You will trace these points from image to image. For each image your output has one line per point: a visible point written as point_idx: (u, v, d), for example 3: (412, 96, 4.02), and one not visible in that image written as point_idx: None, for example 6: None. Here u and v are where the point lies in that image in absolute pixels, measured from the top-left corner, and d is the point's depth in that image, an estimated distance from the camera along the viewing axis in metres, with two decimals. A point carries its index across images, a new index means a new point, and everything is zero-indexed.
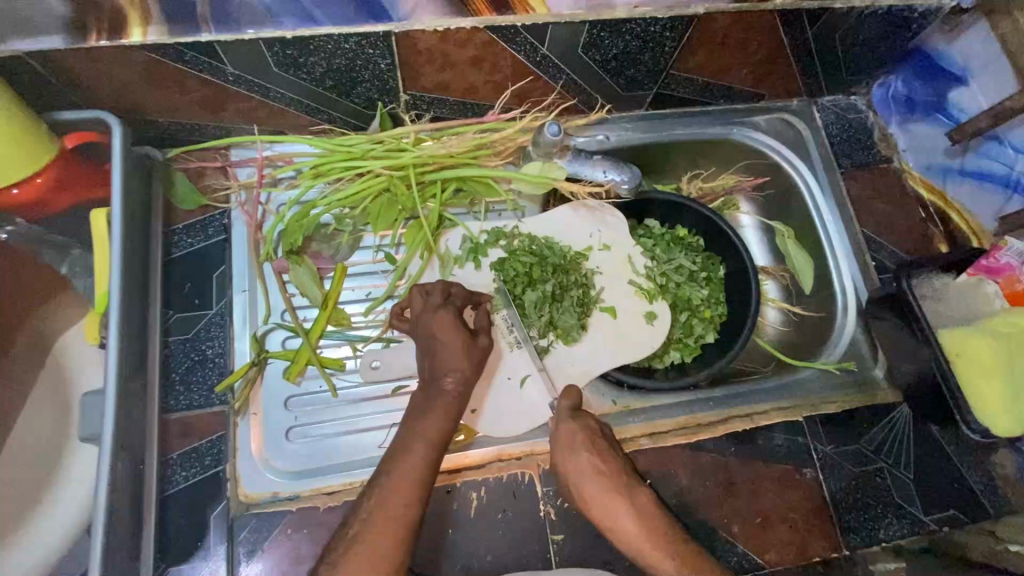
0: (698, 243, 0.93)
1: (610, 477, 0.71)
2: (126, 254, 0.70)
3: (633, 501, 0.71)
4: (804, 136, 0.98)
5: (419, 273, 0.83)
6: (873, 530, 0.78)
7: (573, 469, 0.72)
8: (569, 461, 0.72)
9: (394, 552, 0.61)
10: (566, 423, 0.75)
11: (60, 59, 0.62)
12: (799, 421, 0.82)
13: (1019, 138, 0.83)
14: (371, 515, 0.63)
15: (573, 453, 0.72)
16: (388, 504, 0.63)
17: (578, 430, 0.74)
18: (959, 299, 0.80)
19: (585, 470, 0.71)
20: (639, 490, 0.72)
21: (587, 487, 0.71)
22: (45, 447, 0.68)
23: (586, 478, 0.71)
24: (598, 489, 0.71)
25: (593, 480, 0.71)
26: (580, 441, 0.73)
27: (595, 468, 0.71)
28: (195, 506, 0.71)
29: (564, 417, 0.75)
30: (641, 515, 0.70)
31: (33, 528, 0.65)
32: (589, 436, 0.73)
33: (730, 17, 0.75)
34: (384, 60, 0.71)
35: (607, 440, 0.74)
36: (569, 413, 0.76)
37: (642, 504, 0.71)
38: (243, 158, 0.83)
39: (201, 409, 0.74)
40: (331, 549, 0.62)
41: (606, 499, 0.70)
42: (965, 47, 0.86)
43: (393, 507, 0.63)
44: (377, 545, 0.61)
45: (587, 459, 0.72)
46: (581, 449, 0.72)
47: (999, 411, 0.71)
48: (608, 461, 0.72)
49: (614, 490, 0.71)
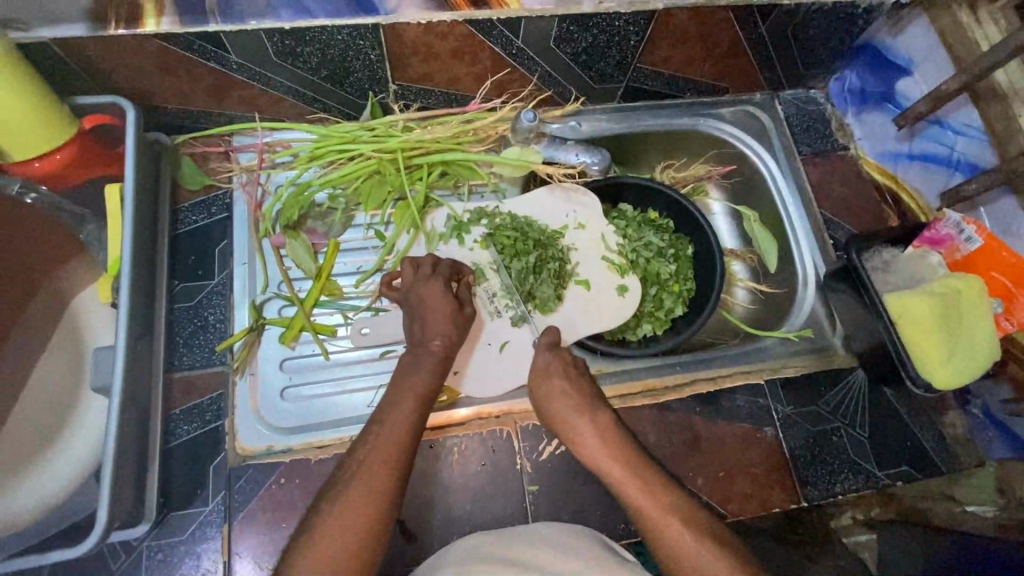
0: (668, 224, 0.99)
1: (575, 397, 0.75)
2: (136, 225, 0.77)
3: (596, 419, 0.74)
4: (767, 126, 1.04)
5: (407, 248, 0.89)
6: (830, 484, 0.84)
7: (544, 392, 0.77)
8: (541, 384, 0.77)
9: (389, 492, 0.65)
10: (543, 353, 0.80)
11: (82, 46, 0.70)
12: (760, 383, 0.88)
13: (957, 121, 0.91)
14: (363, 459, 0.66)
15: (547, 379, 0.77)
16: (381, 452, 0.66)
17: (552, 361, 0.79)
18: (907, 268, 0.85)
19: (555, 391, 0.76)
20: (603, 412, 0.75)
21: (555, 407, 0.75)
22: (62, 395, 0.76)
23: (555, 398, 0.76)
24: (564, 408, 0.75)
25: (562, 400, 0.75)
26: (552, 367, 0.78)
27: (564, 390, 0.76)
28: (195, 458, 0.77)
29: (542, 349, 0.81)
30: (602, 432, 0.73)
31: (55, 463, 0.73)
32: (562, 365, 0.79)
33: (688, 13, 0.83)
34: (373, 51, 0.78)
35: (579, 370, 0.79)
36: (547, 347, 0.81)
37: (604, 423, 0.74)
38: (244, 144, 0.90)
39: (202, 369, 0.81)
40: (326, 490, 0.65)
41: (570, 415, 0.74)
42: (907, 40, 0.94)
43: (387, 453, 0.66)
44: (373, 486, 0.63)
45: (559, 383, 0.77)
46: (554, 375, 0.78)
47: (938, 365, 0.77)
48: (576, 384, 0.77)
49: (579, 409, 0.74)
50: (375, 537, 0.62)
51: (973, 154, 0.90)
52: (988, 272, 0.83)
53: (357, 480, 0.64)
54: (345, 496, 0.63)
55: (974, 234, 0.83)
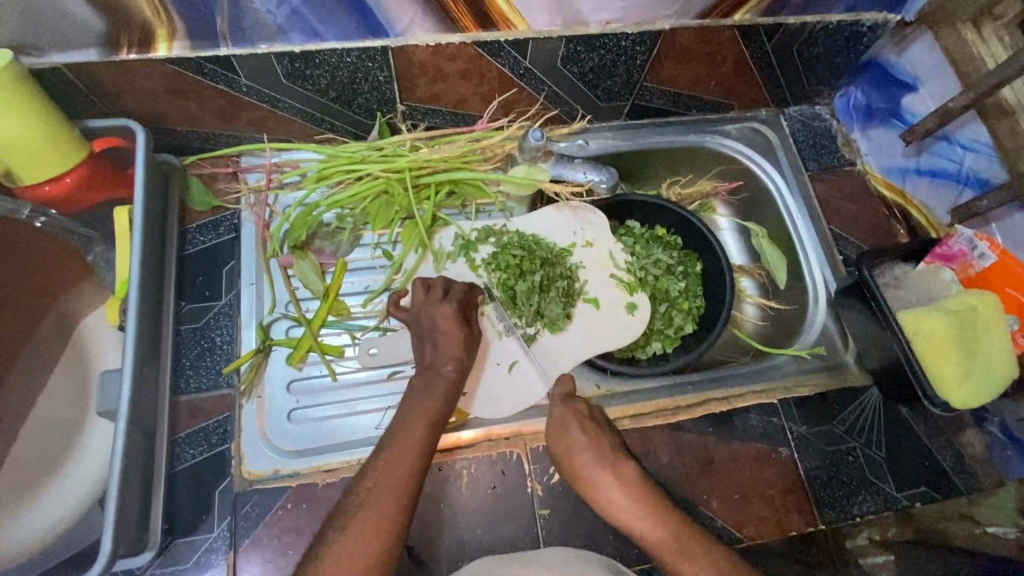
0: (675, 240, 0.99)
1: (596, 450, 0.74)
2: (144, 246, 0.76)
3: (619, 474, 0.74)
4: (773, 143, 1.04)
5: (415, 268, 0.89)
6: (848, 506, 0.82)
7: (565, 448, 0.75)
8: (560, 439, 0.76)
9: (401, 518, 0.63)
10: (558, 405, 0.79)
11: (95, 70, 0.70)
12: (773, 402, 0.86)
13: (965, 135, 0.91)
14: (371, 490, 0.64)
15: (565, 432, 0.76)
16: (391, 475, 0.65)
17: (568, 412, 0.78)
18: (920, 284, 0.85)
19: (575, 446, 0.75)
20: (626, 464, 0.75)
21: (578, 463, 0.74)
22: (67, 419, 0.75)
23: (577, 454, 0.75)
24: (588, 464, 0.74)
25: (585, 455, 0.74)
26: (570, 421, 0.77)
27: (584, 445, 0.75)
28: (201, 482, 0.76)
29: (557, 400, 0.80)
30: (627, 487, 0.73)
31: (60, 491, 0.72)
32: (579, 418, 0.77)
33: (694, 33, 0.83)
34: (382, 72, 0.78)
35: (596, 420, 0.78)
36: (561, 399, 0.80)
37: (628, 477, 0.74)
38: (252, 165, 0.90)
39: (209, 392, 0.80)
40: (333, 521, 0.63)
41: (594, 473, 0.74)
42: (914, 56, 0.94)
43: (395, 479, 0.64)
44: (376, 520, 0.62)
45: (578, 437, 0.75)
46: (571, 427, 0.76)
47: (957, 385, 0.76)
48: (596, 437, 0.76)
49: (602, 464, 0.74)
50: (384, 563, 0.60)
51: (983, 170, 0.90)
52: (1003, 288, 0.82)
53: (365, 507, 0.63)
54: (355, 523, 0.61)
55: (987, 250, 0.82)
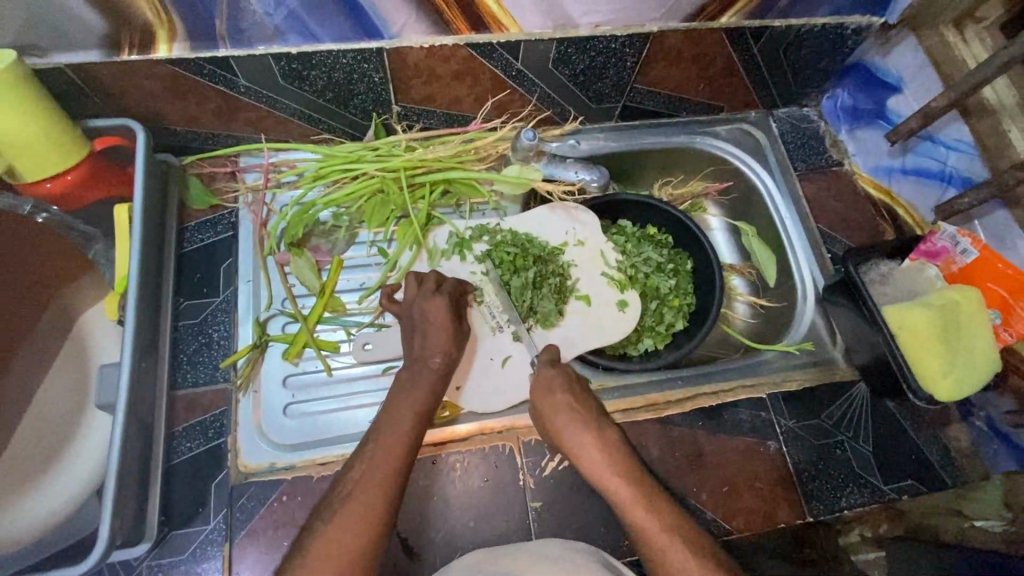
0: (667, 239, 1.00)
1: (580, 411, 0.76)
2: (143, 243, 0.78)
3: (600, 433, 0.75)
4: (762, 143, 1.06)
5: (410, 264, 0.91)
6: (836, 499, 0.83)
7: (549, 407, 0.77)
8: (545, 400, 0.78)
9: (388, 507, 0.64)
10: (545, 369, 0.81)
11: (96, 70, 0.72)
12: (762, 397, 0.88)
13: (947, 135, 0.92)
14: (359, 482, 0.65)
15: (551, 394, 0.78)
16: (375, 471, 0.65)
17: (556, 376, 0.80)
18: (905, 280, 0.86)
19: (560, 406, 0.77)
20: (607, 428, 0.76)
21: (561, 421, 0.76)
22: (65, 412, 0.76)
23: (560, 413, 0.76)
24: (570, 421, 0.76)
25: (568, 414, 0.76)
26: (557, 382, 0.79)
27: (568, 404, 0.77)
28: (198, 475, 0.77)
29: (545, 365, 0.82)
30: (606, 447, 0.74)
31: (58, 483, 0.73)
32: (566, 381, 0.80)
33: (682, 35, 0.85)
34: (377, 73, 0.80)
35: (582, 386, 0.81)
36: (549, 363, 0.82)
37: (608, 437, 0.75)
38: (250, 164, 0.92)
39: (206, 386, 0.81)
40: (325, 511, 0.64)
41: (575, 430, 0.75)
42: (897, 59, 0.96)
43: (391, 467, 0.66)
44: (365, 510, 0.63)
45: (563, 398, 0.77)
46: (558, 390, 0.78)
47: (940, 378, 0.77)
48: (582, 399, 0.78)
49: (584, 423, 0.75)
50: (369, 555, 0.61)
51: (965, 169, 0.91)
52: (984, 283, 0.83)
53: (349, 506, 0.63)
54: (341, 514, 0.62)
55: (969, 246, 0.83)
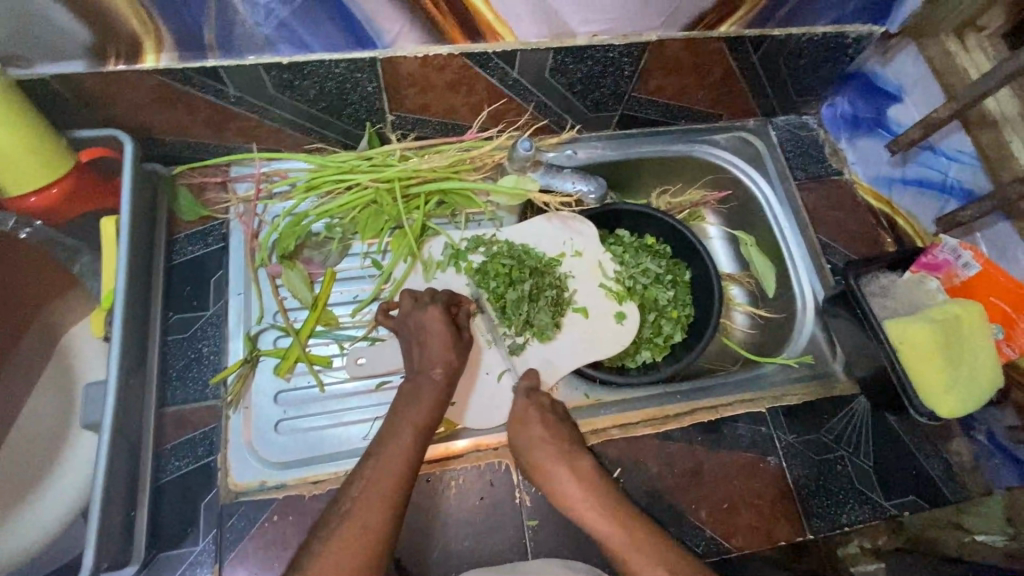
0: (665, 249, 0.99)
1: (556, 444, 0.76)
2: (131, 257, 0.76)
3: (576, 466, 0.75)
4: (761, 152, 1.05)
5: (404, 277, 0.89)
6: (837, 516, 0.82)
7: (524, 439, 0.77)
8: (521, 432, 0.78)
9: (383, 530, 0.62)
10: (521, 400, 0.81)
11: (82, 81, 0.70)
12: (762, 412, 0.86)
13: (949, 146, 0.92)
14: (354, 505, 0.63)
15: (526, 425, 0.78)
16: (372, 492, 0.64)
17: (531, 406, 0.80)
18: (905, 295, 0.85)
19: (536, 439, 0.77)
20: (583, 460, 0.77)
21: (536, 456, 0.76)
22: (51, 431, 0.74)
23: (535, 447, 0.76)
24: (546, 456, 0.76)
25: (543, 447, 0.76)
26: (531, 412, 0.79)
27: (544, 437, 0.77)
28: (187, 494, 0.75)
29: (520, 395, 0.82)
30: (583, 481, 0.74)
31: (42, 504, 0.71)
32: (540, 412, 0.80)
33: (681, 43, 0.84)
34: (371, 83, 0.79)
35: (557, 415, 0.80)
36: (525, 392, 0.82)
37: (584, 470, 0.75)
38: (242, 174, 0.90)
39: (196, 402, 0.79)
40: (317, 536, 0.62)
41: (552, 463, 0.75)
42: (898, 68, 0.95)
43: (376, 498, 0.63)
44: (354, 534, 0.61)
45: (538, 430, 0.77)
46: (533, 421, 0.78)
47: (943, 393, 0.76)
48: (556, 431, 0.78)
49: (560, 456, 0.75)
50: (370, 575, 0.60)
51: (968, 180, 0.90)
52: (986, 297, 0.82)
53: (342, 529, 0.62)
54: (339, 533, 0.61)
55: (971, 260, 0.82)
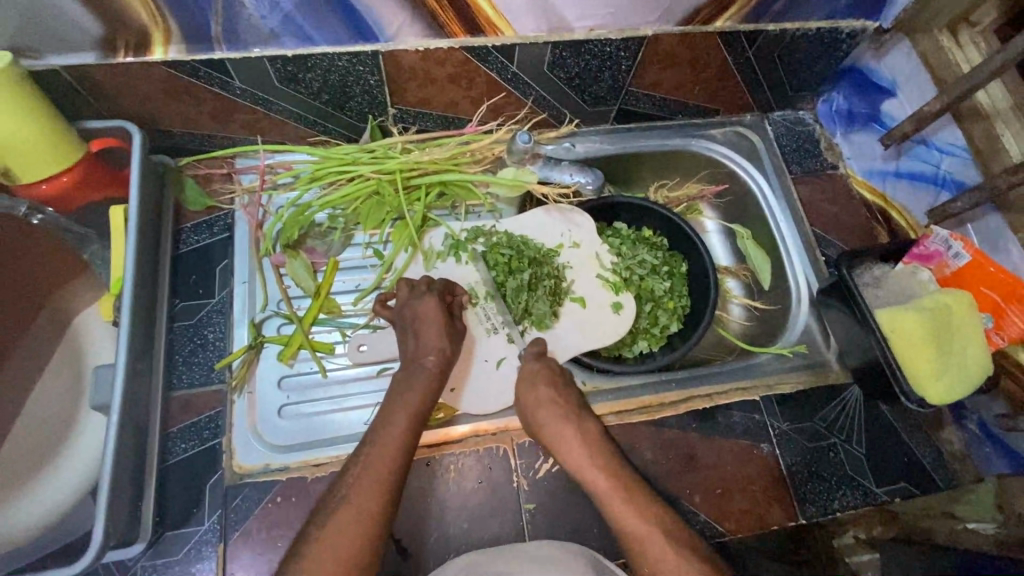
0: (661, 242, 1.01)
1: (563, 407, 0.78)
2: (139, 245, 0.78)
3: (582, 427, 0.77)
4: (757, 146, 1.06)
5: (405, 267, 0.91)
6: (828, 501, 0.83)
7: (531, 400, 0.78)
8: (527, 393, 0.79)
9: (379, 512, 0.64)
10: (531, 362, 0.83)
11: (93, 72, 0.72)
12: (755, 399, 0.88)
13: (941, 139, 0.95)
14: (351, 489, 0.65)
15: (534, 387, 0.80)
16: (368, 479, 0.65)
17: (539, 370, 0.82)
18: (897, 285, 0.87)
19: (543, 401, 0.78)
20: (588, 421, 0.78)
21: (542, 417, 0.77)
22: (59, 414, 0.76)
23: (541, 407, 0.78)
24: (551, 416, 0.77)
25: (549, 408, 0.77)
26: (540, 377, 0.81)
27: (551, 400, 0.78)
28: (192, 476, 0.77)
29: (531, 357, 0.84)
30: (587, 441, 0.75)
31: (50, 484, 0.73)
32: (550, 374, 0.81)
33: (677, 38, 0.85)
34: (373, 76, 0.81)
35: (565, 379, 0.82)
36: (535, 356, 0.84)
37: (589, 431, 0.77)
38: (247, 166, 0.92)
39: (201, 387, 0.81)
40: (322, 514, 0.64)
41: (558, 423, 0.76)
42: (891, 63, 0.98)
43: (368, 484, 0.65)
44: (351, 515, 0.63)
45: (547, 392, 0.79)
46: (541, 385, 0.80)
47: (933, 381, 0.77)
48: (564, 394, 0.79)
49: (565, 418, 0.77)
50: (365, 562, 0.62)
51: (960, 173, 0.93)
52: (977, 287, 0.83)
53: (345, 508, 0.63)
54: (336, 519, 0.63)
55: (962, 249, 0.84)
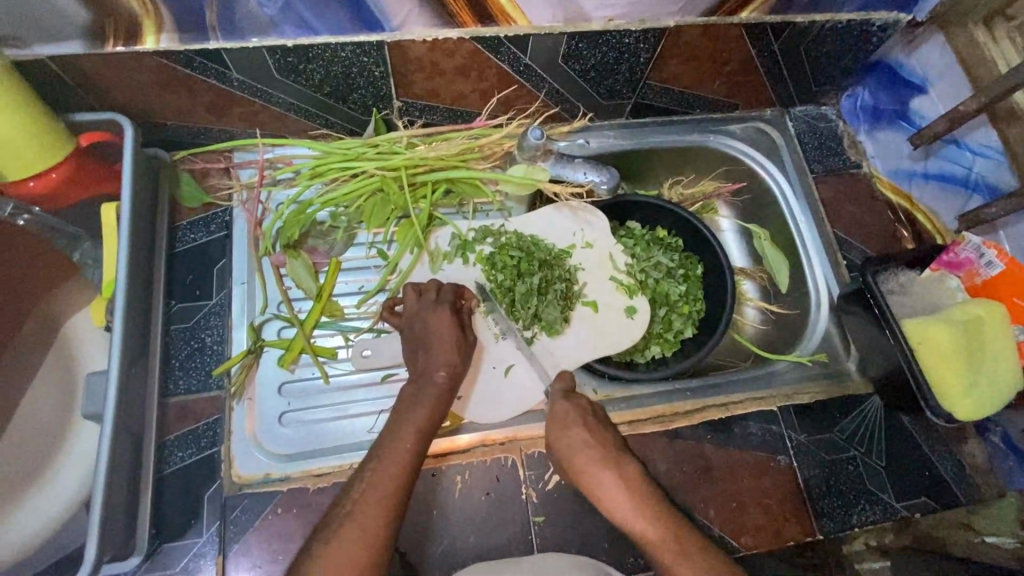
0: (677, 242, 0.96)
1: (599, 450, 0.74)
2: (133, 245, 0.75)
3: (622, 471, 0.73)
4: (778, 144, 1.02)
5: (410, 269, 0.87)
6: (847, 516, 0.81)
7: (564, 445, 0.75)
8: (561, 437, 0.75)
9: (383, 532, 0.61)
10: (560, 402, 0.79)
11: (79, 62, 0.68)
12: (773, 410, 0.85)
13: (974, 140, 0.89)
14: (355, 507, 0.62)
15: (567, 428, 0.76)
16: (373, 494, 0.63)
17: (570, 410, 0.78)
18: (925, 292, 0.83)
19: (576, 444, 0.74)
20: (628, 464, 0.74)
21: (578, 462, 0.73)
22: (51, 421, 0.73)
23: (576, 452, 0.74)
24: (588, 461, 0.73)
25: (585, 452, 0.73)
26: (571, 417, 0.77)
27: (586, 443, 0.74)
28: (190, 485, 0.74)
29: (559, 397, 0.79)
30: (629, 487, 0.72)
31: (46, 493, 0.71)
32: (581, 414, 0.77)
33: (699, 30, 0.81)
34: (378, 67, 0.76)
35: (598, 418, 0.78)
36: (562, 394, 0.80)
37: (630, 476, 0.73)
38: (244, 160, 0.88)
39: (199, 393, 0.78)
40: (323, 532, 0.61)
41: (596, 469, 0.73)
42: (922, 57, 0.92)
43: (373, 503, 0.62)
44: (355, 537, 0.60)
45: (580, 434, 0.75)
46: (573, 425, 0.76)
47: (959, 396, 0.75)
48: (598, 435, 0.76)
49: (603, 461, 0.73)
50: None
51: (992, 176, 0.88)
52: (1010, 297, 0.79)
53: (348, 527, 0.61)
54: (338, 540, 0.60)
55: (994, 258, 0.80)
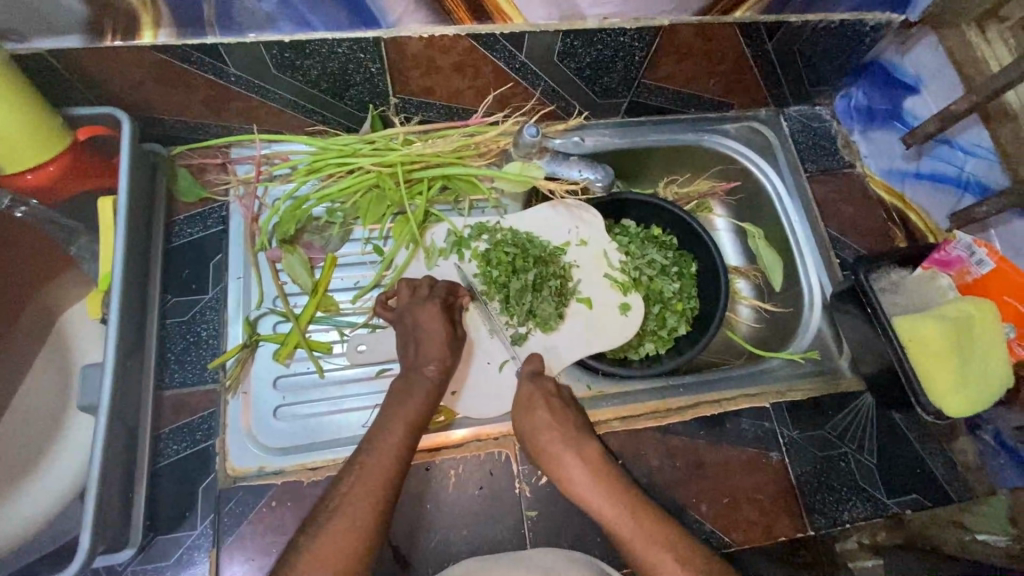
0: (671, 240, 0.97)
1: (563, 430, 0.75)
2: (129, 239, 0.75)
3: (584, 452, 0.74)
4: (772, 143, 1.02)
5: (405, 264, 0.88)
6: (838, 512, 0.81)
7: (529, 426, 0.76)
8: (526, 419, 0.76)
9: (373, 524, 0.62)
10: (527, 384, 0.80)
11: (76, 56, 0.68)
12: (765, 407, 0.85)
13: (967, 140, 0.90)
14: (347, 499, 0.63)
15: (532, 411, 0.77)
16: (365, 487, 0.63)
17: (535, 392, 0.79)
18: (913, 290, 0.83)
19: (541, 425, 0.75)
20: (590, 444, 0.75)
21: (542, 442, 0.75)
22: (51, 412, 0.75)
23: (539, 433, 0.75)
24: (551, 441, 0.74)
25: (548, 433, 0.75)
26: (536, 400, 0.78)
27: (550, 424, 0.75)
28: (184, 478, 0.75)
29: (526, 379, 0.80)
30: (592, 467, 0.73)
31: (42, 484, 0.72)
32: (546, 396, 0.78)
33: (693, 29, 0.81)
34: (374, 64, 0.77)
35: (563, 401, 0.79)
36: (530, 377, 0.81)
37: (592, 456, 0.74)
38: (242, 156, 0.89)
39: (193, 386, 0.79)
40: (315, 523, 0.62)
41: (559, 450, 0.74)
42: (916, 58, 0.93)
43: (365, 495, 0.63)
44: (347, 528, 0.60)
45: (544, 416, 0.76)
46: (538, 407, 0.77)
47: (948, 393, 0.75)
48: (562, 416, 0.76)
49: (566, 441, 0.74)
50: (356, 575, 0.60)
51: (984, 175, 0.89)
52: (1000, 295, 0.80)
53: (339, 517, 0.61)
54: (330, 530, 0.60)
55: (985, 257, 0.80)
